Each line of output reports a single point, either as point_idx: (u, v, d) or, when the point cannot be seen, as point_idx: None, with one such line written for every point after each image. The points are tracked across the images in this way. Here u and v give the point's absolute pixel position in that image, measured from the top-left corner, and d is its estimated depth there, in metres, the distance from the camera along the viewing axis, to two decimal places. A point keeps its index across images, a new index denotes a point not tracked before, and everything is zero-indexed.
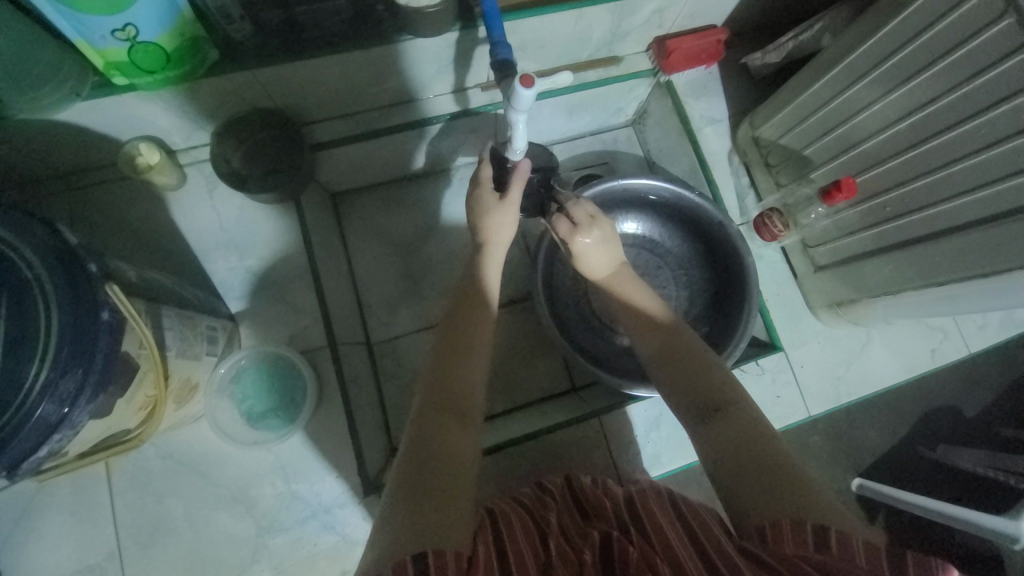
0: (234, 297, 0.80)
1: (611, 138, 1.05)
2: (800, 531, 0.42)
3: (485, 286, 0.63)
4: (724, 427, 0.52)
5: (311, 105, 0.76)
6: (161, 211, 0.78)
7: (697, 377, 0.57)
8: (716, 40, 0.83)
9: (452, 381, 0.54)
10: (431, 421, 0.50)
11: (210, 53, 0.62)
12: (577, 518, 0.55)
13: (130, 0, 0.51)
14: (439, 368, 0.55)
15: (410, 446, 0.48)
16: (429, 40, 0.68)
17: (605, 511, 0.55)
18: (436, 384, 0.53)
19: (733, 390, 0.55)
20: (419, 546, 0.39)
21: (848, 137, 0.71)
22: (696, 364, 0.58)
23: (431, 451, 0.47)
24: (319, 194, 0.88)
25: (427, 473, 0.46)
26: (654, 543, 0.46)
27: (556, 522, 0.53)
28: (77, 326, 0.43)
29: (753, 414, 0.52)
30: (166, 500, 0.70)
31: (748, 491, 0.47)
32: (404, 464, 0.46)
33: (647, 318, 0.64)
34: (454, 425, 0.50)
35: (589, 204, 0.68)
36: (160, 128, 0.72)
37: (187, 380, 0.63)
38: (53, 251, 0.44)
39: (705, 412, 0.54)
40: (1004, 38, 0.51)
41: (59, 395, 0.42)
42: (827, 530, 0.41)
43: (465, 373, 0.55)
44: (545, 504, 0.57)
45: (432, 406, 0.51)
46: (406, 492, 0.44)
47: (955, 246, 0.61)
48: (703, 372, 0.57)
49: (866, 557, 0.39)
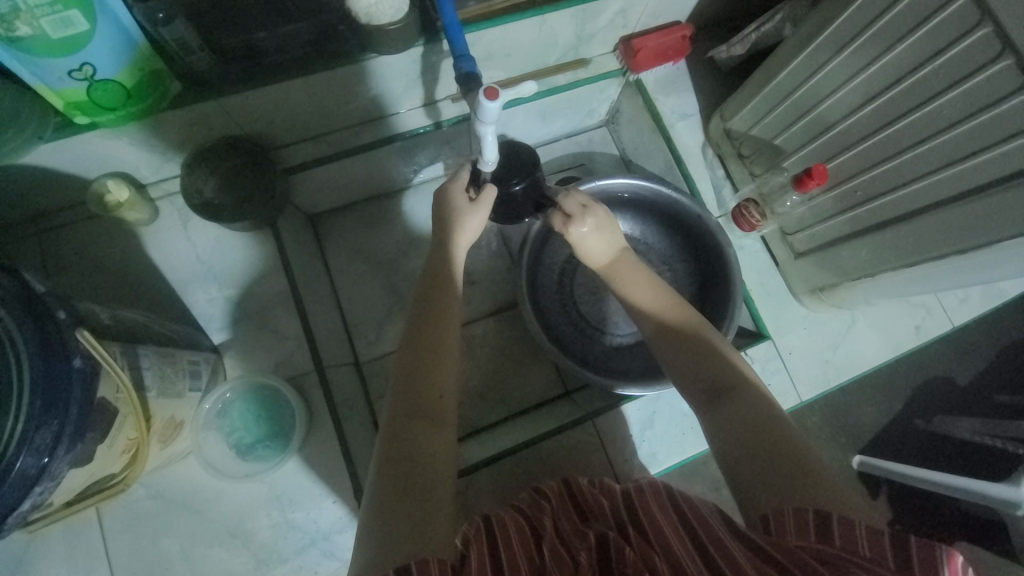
0: (216, 328, 0.79)
1: (586, 139, 1.06)
2: (802, 518, 0.42)
3: (453, 289, 0.62)
4: (735, 410, 0.52)
5: (280, 129, 0.75)
6: (134, 247, 0.77)
7: (706, 360, 0.57)
8: (681, 36, 0.83)
9: (428, 388, 0.54)
10: (405, 434, 0.50)
11: (172, 85, 0.62)
12: (575, 519, 0.55)
13: (83, 40, 0.50)
14: (411, 375, 0.54)
15: (396, 455, 0.48)
16: (394, 57, 0.68)
17: (603, 511, 0.55)
18: (407, 396, 0.53)
19: (741, 375, 0.55)
20: (401, 563, 0.38)
21: (816, 125, 0.72)
22: (703, 347, 0.58)
23: (411, 461, 0.48)
24: (296, 217, 0.87)
25: (409, 487, 0.46)
26: (652, 542, 0.46)
27: (551, 526, 0.53)
28: (49, 376, 0.42)
29: (761, 395, 0.53)
30: (161, 540, 0.68)
31: (757, 478, 0.47)
32: (387, 481, 0.46)
33: (651, 303, 0.63)
34: (428, 436, 0.50)
35: (581, 194, 0.67)
36: (128, 163, 0.71)
37: (171, 418, 0.62)
38: (18, 300, 0.43)
39: (716, 394, 0.54)
40: (960, 18, 0.51)
41: (36, 447, 0.41)
42: (829, 517, 0.41)
43: (434, 378, 0.55)
44: (541, 508, 0.57)
45: (403, 415, 0.51)
46: (394, 509, 0.44)
47: (926, 226, 0.62)
48: (710, 355, 0.57)
49: (869, 544, 0.38)
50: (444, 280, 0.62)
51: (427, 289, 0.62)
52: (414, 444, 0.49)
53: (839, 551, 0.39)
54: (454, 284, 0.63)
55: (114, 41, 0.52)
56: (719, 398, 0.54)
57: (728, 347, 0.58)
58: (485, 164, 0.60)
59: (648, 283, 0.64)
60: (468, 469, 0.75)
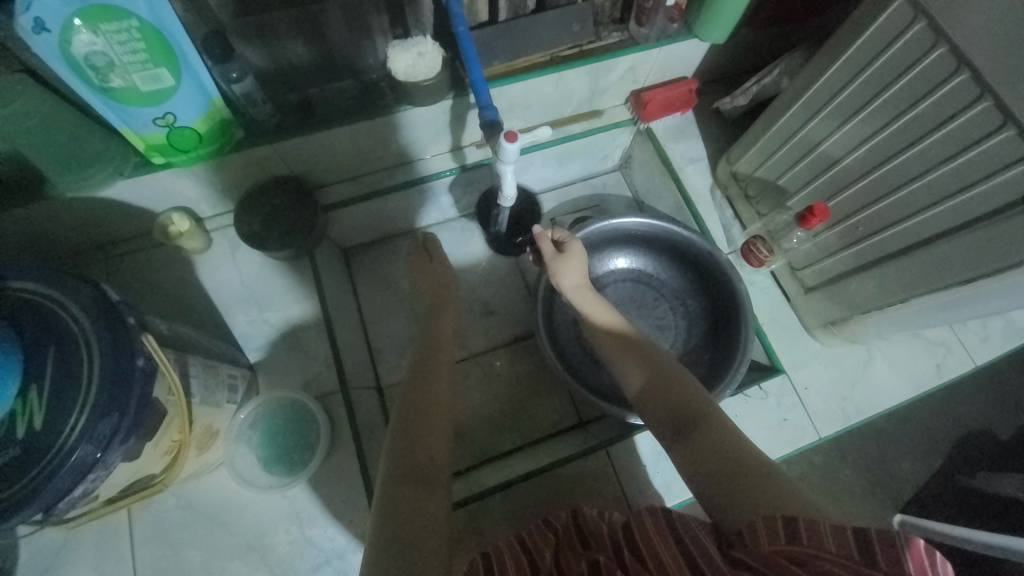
0: (252, 348, 0.85)
1: (600, 182, 1.13)
2: (771, 523, 0.43)
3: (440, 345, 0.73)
4: (698, 442, 0.55)
5: (323, 170, 0.84)
6: (187, 272, 0.85)
7: (674, 396, 0.60)
8: (689, 89, 0.91)
9: (423, 437, 0.57)
10: (401, 487, 0.51)
11: (237, 132, 0.71)
12: (577, 551, 0.53)
13: (169, 94, 0.60)
14: (409, 423, 0.58)
15: (389, 502, 0.50)
16: (425, 108, 0.76)
17: (600, 537, 0.53)
18: (403, 446, 0.56)
19: (705, 405, 0.58)
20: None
21: (817, 165, 0.76)
22: (673, 377, 0.62)
23: (405, 507, 0.49)
24: (331, 249, 0.95)
25: (406, 528, 0.47)
26: (644, 562, 0.47)
27: (551, 561, 0.52)
28: (115, 372, 0.47)
29: (724, 431, 0.55)
30: (185, 550, 0.71)
31: (727, 498, 0.49)
32: (385, 525, 0.47)
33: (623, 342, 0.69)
34: (421, 490, 0.52)
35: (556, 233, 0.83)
36: (191, 199, 0.80)
37: (208, 426, 0.67)
38: (98, 308, 0.50)
39: (681, 427, 0.58)
40: (939, 66, 0.57)
41: (96, 438, 0.46)
42: (797, 522, 0.41)
43: (431, 434, 0.58)
44: (544, 539, 0.56)
45: (398, 480, 0.52)
46: (391, 554, 0.44)
47: (928, 258, 0.64)
48: (678, 385, 0.61)
49: (834, 538, 0.39)
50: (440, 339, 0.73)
51: (423, 349, 0.72)
52: (409, 500, 0.50)
53: (807, 548, 0.39)
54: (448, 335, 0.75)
55: (194, 93, 0.62)
56: (685, 431, 0.57)
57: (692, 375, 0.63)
58: (505, 199, 0.72)
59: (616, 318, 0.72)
60: (481, 494, 0.77)
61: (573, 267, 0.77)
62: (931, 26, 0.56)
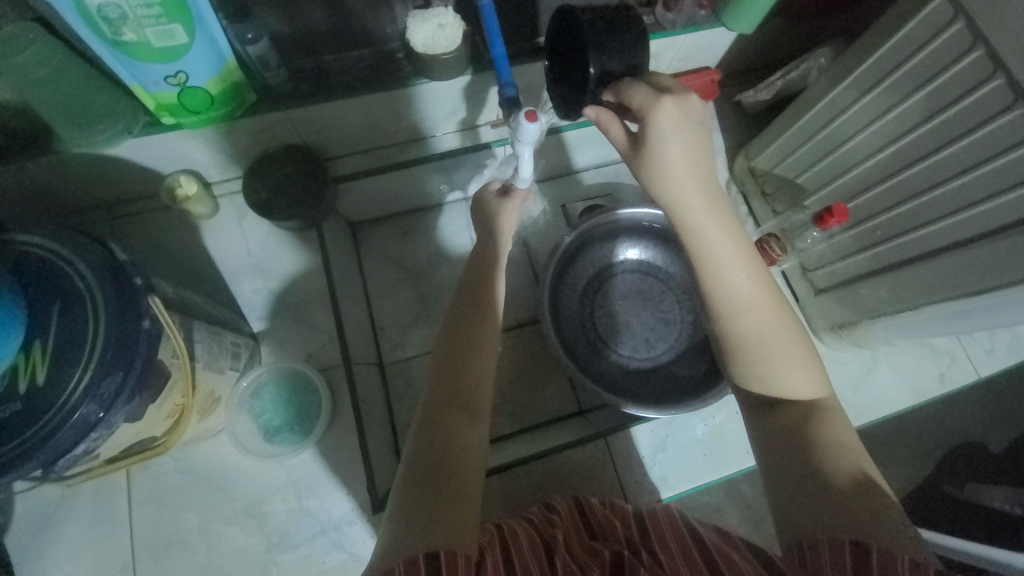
0: (256, 317, 0.84)
1: (614, 170, 1.09)
2: (839, 549, 0.42)
3: (494, 276, 0.65)
4: (783, 425, 0.51)
5: (336, 143, 0.83)
6: (193, 237, 0.85)
7: (781, 364, 0.52)
8: (711, 79, 0.87)
9: (468, 373, 0.57)
10: (445, 419, 0.53)
11: (250, 96, 0.70)
12: (586, 538, 0.56)
13: (181, 52, 0.58)
14: (452, 364, 0.57)
15: (421, 449, 0.50)
16: (441, 83, 0.74)
17: (614, 531, 0.56)
18: (450, 384, 0.56)
19: (802, 385, 0.52)
20: (434, 548, 0.42)
21: (840, 164, 0.74)
22: (784, 330, 0.53)
23: (444, 438, 0.51)
24: (340, 222, 0.94)
25: (439, 459, 0.49)
26: (661, 563, 0.48)
27: (562, 540, 0.54)
28: (120, 332, 0.47)
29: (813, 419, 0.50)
30: (182, 513, 0.72)
31: (788, 479, 0.48)
32: (419, 466, 0.49)
33: (729, 275, 0.53)
34: (466, 420, 0.54)
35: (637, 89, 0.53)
36: (199, 162, 0.79)
37: (210, 393, 0.67)
38: (104, 266, 0.49)
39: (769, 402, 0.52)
40: (974, 69, 0.55)
41: (99, 397, 0.45)
42: (869, 552, 0.41)
43: (480, 374, 0.58)
44: (551, 521, 0.58)
45: (443, 402, 0.54)
46: (412, 503, 0.46)
47: (948, 266, 0.63)
48: (784, 354, 0.52)
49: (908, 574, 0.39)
50: (496, 270, 0.67)
51: (477, 277, 0.65)
52: (456, 430, 0.52)
53: None
54: (500, 269, 0.67)
55: (207, 53, 0.60)
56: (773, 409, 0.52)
57: (802, 331, 0.54)
58: (521, 181, 0.70)
59: (728, 238, 0.53)
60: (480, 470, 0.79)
61: (665, 164, 0.52)
62: (970, 28, 0.54)
